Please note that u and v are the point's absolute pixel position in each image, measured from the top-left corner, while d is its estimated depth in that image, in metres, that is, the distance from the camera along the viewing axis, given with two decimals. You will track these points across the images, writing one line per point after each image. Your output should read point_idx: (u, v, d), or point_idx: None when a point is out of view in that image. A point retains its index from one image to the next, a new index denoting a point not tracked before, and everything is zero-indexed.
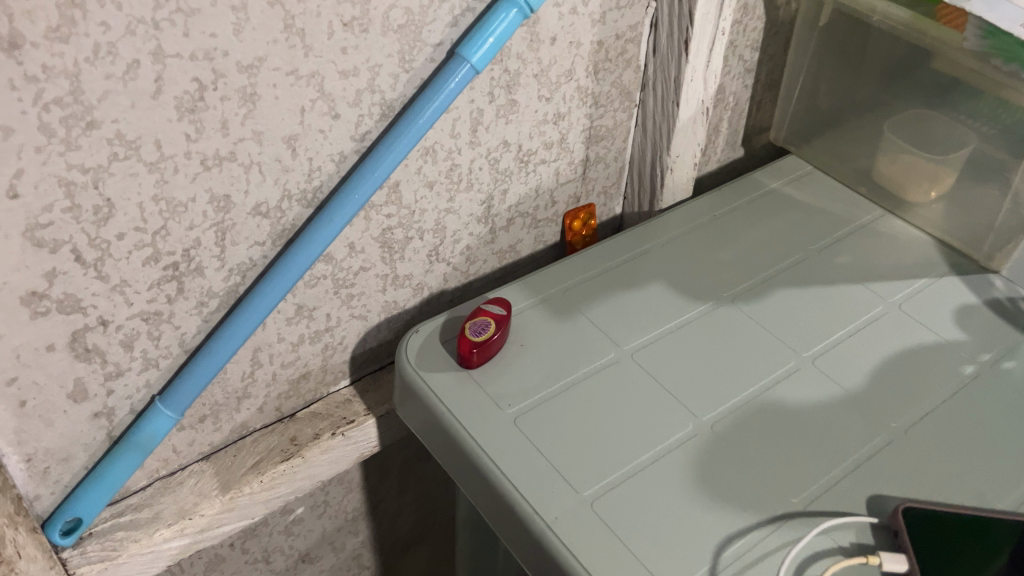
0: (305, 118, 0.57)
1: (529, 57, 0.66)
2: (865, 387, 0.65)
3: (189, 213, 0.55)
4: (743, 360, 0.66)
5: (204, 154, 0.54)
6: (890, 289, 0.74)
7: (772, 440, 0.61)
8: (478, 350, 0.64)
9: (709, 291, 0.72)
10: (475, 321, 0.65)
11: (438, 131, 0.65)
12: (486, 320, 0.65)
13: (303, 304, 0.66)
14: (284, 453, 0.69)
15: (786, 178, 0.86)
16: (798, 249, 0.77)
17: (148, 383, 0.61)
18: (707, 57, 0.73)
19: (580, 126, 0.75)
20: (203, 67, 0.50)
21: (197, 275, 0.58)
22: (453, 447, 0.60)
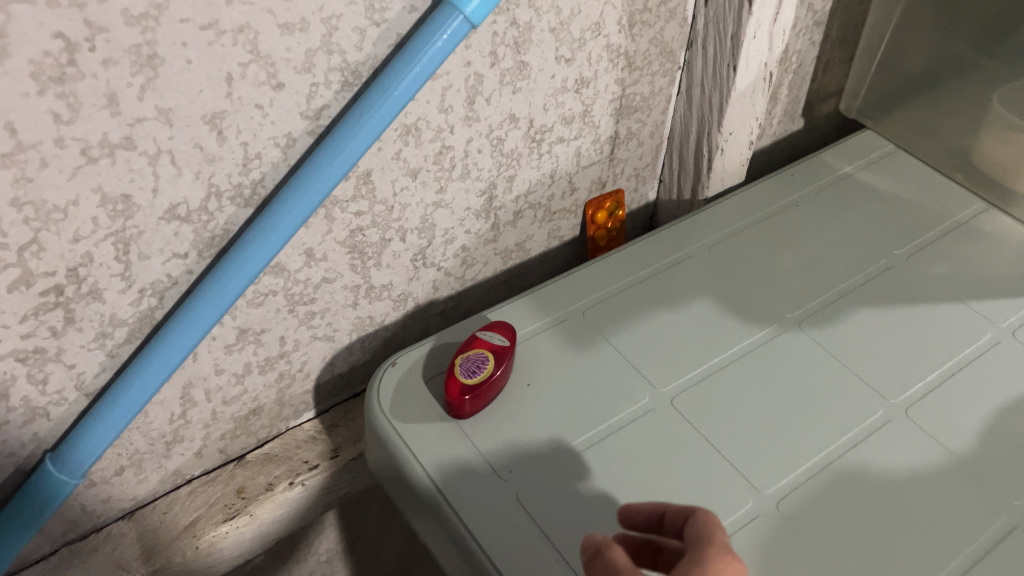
0: (233, 89, 0.41)
1: (544, 5, 0.49)
2: (976, 449, 0.49)
3: (72, 220, 0.40)
4: (815, 408, 0.51)
5: (85, 141, 0.38)
6: (1000, 311, 0.58)
7: (859, 523, 0.46)
8: (471, 397, 0.48)
9: (769, 311, 0.57)
10: (468, 357, 0.50)
11: (422, 104, 0.49)
12: (486, 353, 0.50)
13: (246, 327, 0.51)
14: (227, 510, 0.55)
15: (860, 162, 0.70)
16: (880, 254, 0.62)
17: (36, 436, 0.46)
18: (777, 7, 0.56)
19: (609, 94, 0.59)
20: (68, 17, 0.35)
21: (92, 300, 0.43)
22: (435, 527, 0.46)
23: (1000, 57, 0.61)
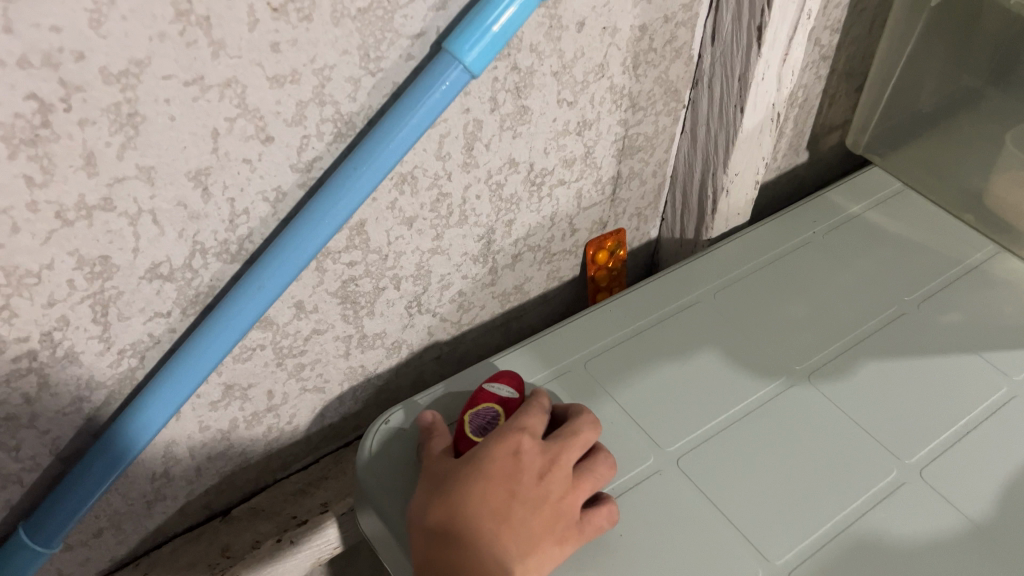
0: (219, 144, 0.39)
1: (546, 49, 0.47)
2: (994, 516, 0.47)
3: (46, 284, 0.38)
4: (827, 470, 0.49)
5: (59, 204, 0.36)
6: (1014, 364, 0.56)
7: None
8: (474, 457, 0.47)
9: (778, 364, 0.55)
10: (479, 412, 0.48)
11: (419, 153, 0.46)
12: (496, 409, 0.48)
13: (232, 383, 0.49)
14: (211, 570, 0.52)
15: (868, 201, 0.68)
16: (889, 300, 0.60)
17: (9, 503, 0.44)
18: (786, 48, 0.54)
19: (612, 135, 0.57)
20: (42, 77, 0.32)
21: (68, 364, 0.41)
22: None
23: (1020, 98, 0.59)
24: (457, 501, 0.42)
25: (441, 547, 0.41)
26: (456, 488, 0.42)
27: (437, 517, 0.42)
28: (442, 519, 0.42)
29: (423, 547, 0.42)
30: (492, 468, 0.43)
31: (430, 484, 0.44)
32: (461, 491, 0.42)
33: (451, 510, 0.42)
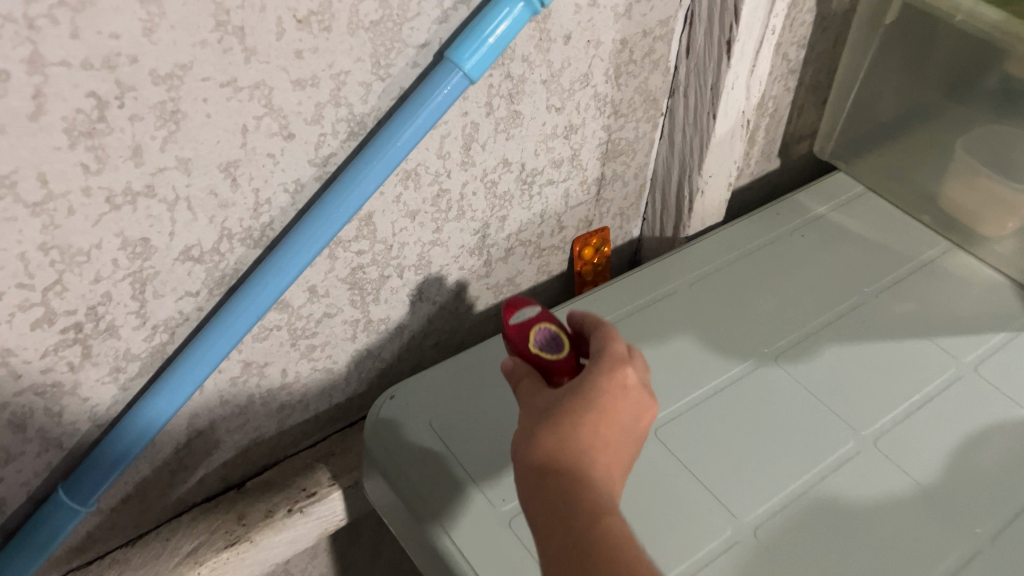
0: (247, 139, 0.44)
1: (537, 60, 0.53)
2: (940, 480, 0.53)
3: (93, 263, 0.42)
4: (791, 439, 0.54)
5: (109, 190, 0.41)
6: (961, 347, 0.61)
7: (831, 548, 0.49)
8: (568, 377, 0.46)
9: (748, 347, 0.60)
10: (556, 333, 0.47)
11: (423, 151, 0.51)
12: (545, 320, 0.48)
13: (250, 360, 0.53)
14: (228, 537, 0.56)
15: (833, 202, 0.74)
16: (851, 291, 0.65)
17: (49, 466, 0.48)
18: (754, 60, 0.60)
19: (596, 140, 0.62)
20: (101, 77, 0.37)
21: (108, 337, 0.46)
22: (430, 554, 0.48)
23: (969, 106, 0.65)
24: (574, 433, 0.39)
25: (552, 477, 0.38)
26: (566, 410, 0.40)
27: (545, 442, 0.39)
28: (550, 445, 0.39)
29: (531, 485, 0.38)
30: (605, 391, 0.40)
31: (534, 418, 0.40)
32: (574, 413, 0.39)
33: (563, 434, 0.39)
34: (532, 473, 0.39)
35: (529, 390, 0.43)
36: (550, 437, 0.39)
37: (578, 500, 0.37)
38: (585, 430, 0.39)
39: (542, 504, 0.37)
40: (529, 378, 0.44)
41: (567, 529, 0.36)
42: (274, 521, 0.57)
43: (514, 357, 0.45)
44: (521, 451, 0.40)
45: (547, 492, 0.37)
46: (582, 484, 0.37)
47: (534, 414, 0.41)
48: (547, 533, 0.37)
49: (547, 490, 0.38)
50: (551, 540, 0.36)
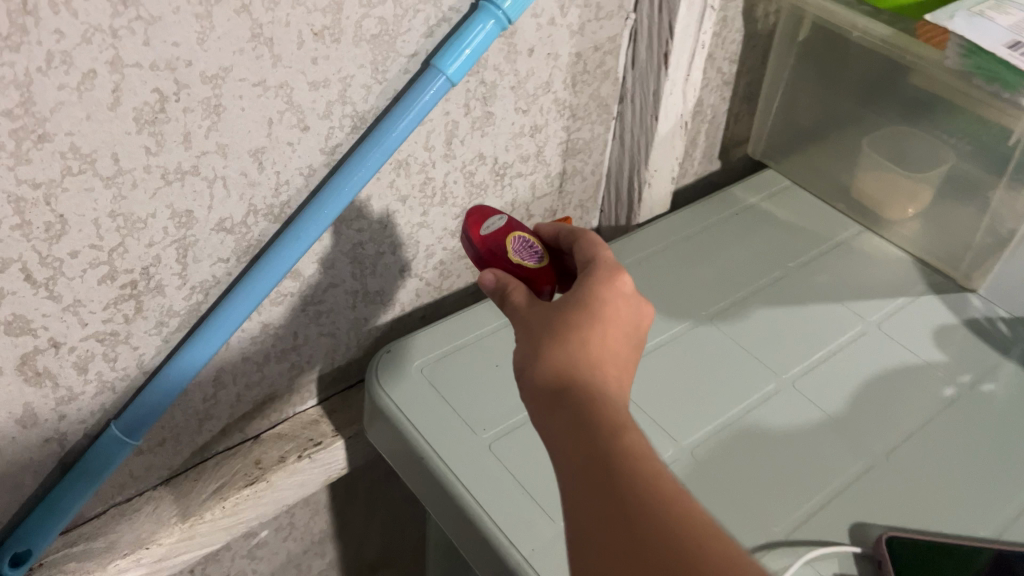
0: (272, 130, 0.54)
1: (506, 68, 0.64)
2: (846, 410, 0.63)
3: (149, 229, 0.52)
4: (723, 381, 0.65)
5: (164, 168, 0.51)
6: (868, 309, 0.73)
7: (761, 466, 0.59)
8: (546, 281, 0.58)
9: (688, 311, 0.71)
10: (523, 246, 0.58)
11: (412, 144, 0.62)
12: (517, 235, 0.58)
13: (267, 322, 0.63)
14: (248, 477, 0.66)
15: (763, 194, 0.86)
16: (777, 266, 0.77)
17: (103, 406, 0.58)
18: (687, 71, 0.72)
19: (557, 138, 0.74)
20: (164, 77, 0.47)
21: (156, 294, 0.55)
22: (424, 474, 0.58)
23: (877, 111, 0.78)
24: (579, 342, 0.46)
25: (566, 397, 0.44)
26: (574, 337, 0.46)
27: (558, 367, 0.45)
28: (564, 368, 0.45)
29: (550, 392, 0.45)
30: (602, 323, 0.47)
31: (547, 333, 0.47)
32: (581, 340, 0.46)
33: (572, 361, 0.45)
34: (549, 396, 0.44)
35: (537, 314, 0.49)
36: (561, 360, 0.45)
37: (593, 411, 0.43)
38: (589, 356, 0.46)
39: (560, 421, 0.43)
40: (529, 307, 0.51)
41: (583, 435, 0.42)
42: (286, 463, 0.67)
43: (496, 274, 0.53)
44: (536, 376, 0.46)
45: (565, 409, 0.43)
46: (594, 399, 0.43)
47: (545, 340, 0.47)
48: (565, 444, 0.42)
49: (564, 407, 0.43)
50: (569, 448, 0.42)
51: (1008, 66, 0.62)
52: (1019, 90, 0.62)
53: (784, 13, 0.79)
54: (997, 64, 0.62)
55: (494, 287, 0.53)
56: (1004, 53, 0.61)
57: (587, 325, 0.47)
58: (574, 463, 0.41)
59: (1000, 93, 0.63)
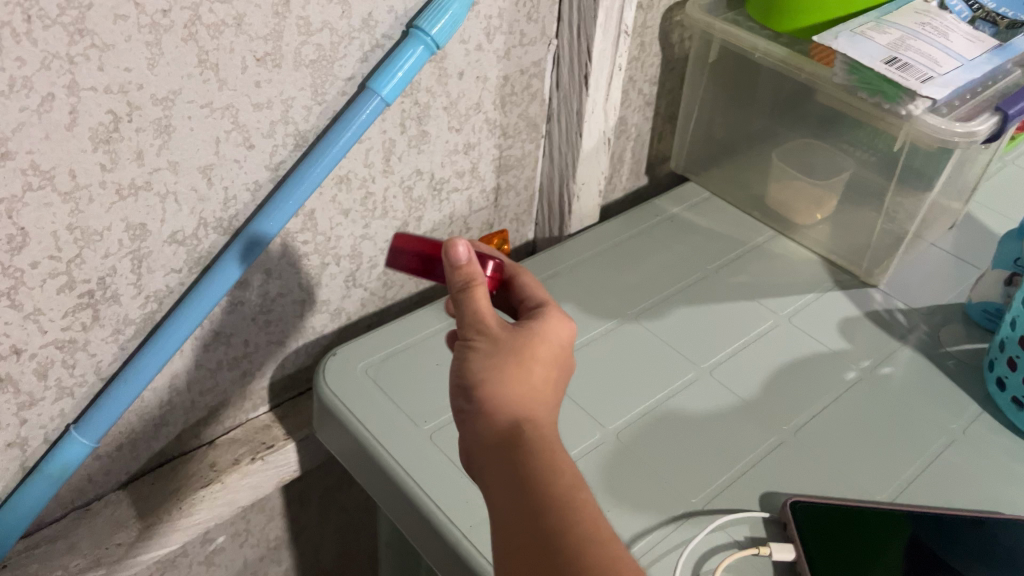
0: (219, 148, 0.59)
1: (438, 90, 0.69)
2: (758, 395, 0.69)
3: (105, 241, 0.57)
4: (647, 373, 0.70)
5: (119, 184, 0.55)
6: (780, 305, 0.79)
7: (682, 454, 0.63)
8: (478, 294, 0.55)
9: (614, 311, 0.77)
10: None
11: (352, 161, 0.67)
12: None
13: (219, 331, 0.67)
14: (203, 480, 0.70)
15: (685, 205, 0.92)
16: (697, 269, 0.83)
17: (63, 413, 0.62)
18: (607, 91, 0.79)
19: (490, 156, 0.79)
20: (117, 100, 0.52)
21: (113, 303, 0.60)
22: (370, 464, 0.63)
23: (786, 126, 0.85)
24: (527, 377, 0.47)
25: (510, 460, 0.45)
26: (513, 390, 0.47)
27: (501, 426, 0.46)
28: (506, 428, 0.46)
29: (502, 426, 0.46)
30: (538, 375, 0.48)
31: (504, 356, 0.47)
32: (522, 394, 0.47)
33: (512, 422, 0.46)
34: (492, 461, 0.46)
35: (472, 351, 0.48)
36: (503, 420, 0.46)
37: (541, 478, 0.44)
38: (528, 415, 0.47)
39: (504, 491, 0.44)
40: (487, 314, 0.49)
41: (532, 508, 0.43)
42: (239, 466, 0.72)
43: (470, 253, 0.51)
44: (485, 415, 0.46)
45: (508, 476, 0.45)
46: (540, 462, 0.45)
47: (479, 389, 0.47)
48: (512, 516, 0.44)
49: (507, 475, 0.45)
50: (517, 520, 0.43)
51: (889, 80, 0.69)
52: (897, 101, 0.70)
53: (696, 38, 0.86)
54: (879, 79, 0.70)
55: (464, 267, 0.50)
56: (882, 68, 0.69)
57: (529, 380, 0.47)
58: (527, 541, 0.42)
59: (881, 105, 0.71)
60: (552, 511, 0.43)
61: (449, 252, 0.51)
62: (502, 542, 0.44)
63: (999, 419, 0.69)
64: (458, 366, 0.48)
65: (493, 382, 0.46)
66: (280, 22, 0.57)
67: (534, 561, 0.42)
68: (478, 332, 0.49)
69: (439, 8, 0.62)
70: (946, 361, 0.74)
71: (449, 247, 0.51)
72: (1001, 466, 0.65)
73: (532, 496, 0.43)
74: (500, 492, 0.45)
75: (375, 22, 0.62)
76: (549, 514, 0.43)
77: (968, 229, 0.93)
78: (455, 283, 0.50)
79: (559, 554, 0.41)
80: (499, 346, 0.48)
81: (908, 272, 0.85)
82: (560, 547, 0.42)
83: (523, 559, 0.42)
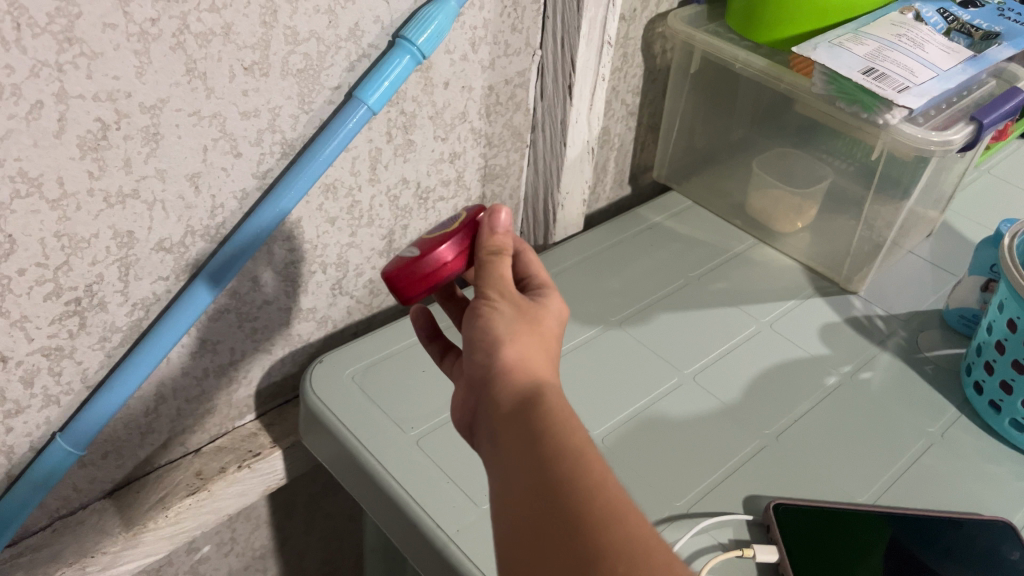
0: (207, 156, 0.59)
1: (424, 100, 0.70)
2: (740, 400, 0.70)
3: (92, 249, 0.57)
4: (631, 379, 0.71)
5: (107, 192, 0.55)
6: (762, 311, 0.80)
7: (668, 457, 0.64)
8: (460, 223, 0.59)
9: (598, 317, 0.78)
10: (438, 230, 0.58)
11: (338, 169, 0.67)
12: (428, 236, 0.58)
13: (205, 338, 0.67)
14: (190, 487, 0.70)
15: (667, 213, 0.94)
16: (679, 276, 0.84)
17: (49, 421, 0.62)
18: (590, 101, 0.80)
19: (475, 165, 0.80)
20: (106, 108, 0.52)
21: (99, 310, 0.60)
22: (357, 470, 0.63)
23: (766, 136, 0.86)
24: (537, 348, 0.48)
25: (522, 418, 0.45)
26: (529, 360, 0.47)
27: (517, 384, 0.46)
28: (522, 389, 0.46)
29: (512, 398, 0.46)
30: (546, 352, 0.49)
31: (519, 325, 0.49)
32: (537, 361, 0.48)
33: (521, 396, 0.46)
34: (503, 418, 0.45)
35: (493, 313, 0.49)
36: (520, 379, 0.46)
37: (550, 432, 0.44)
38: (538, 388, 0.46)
39: (512, 443, 0.44)
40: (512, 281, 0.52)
41: (539, 462, 0.43)
42: (226, 474, 0.72)
43: (508, 225, 0.55)
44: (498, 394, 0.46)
45: (519, 445, 0.44)
46: (553, 418, 0.44)
47: (500, 351, 0.47)
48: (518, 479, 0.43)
49: (517, 429, 0.45)
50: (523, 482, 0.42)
51: (866, 90, 0.71)
52: (875, 111, 0.71)
53: (677, 49, 0.87)
54: (856, 89, 0.71)
55: (501, 234, 0.54)
56: (860, 78, 0.70)
57: (541, 352, 0.48)
58: (532, 488, 0.42)
59: (859, 114, 0.72)
60: (559, 461, 0.42)
61: (488, 218, 0.55)
62: (505, 491, 0.43)
63: (977, 423, 0.70)
64: (477, 327, 0.49)
65: (514, 343, 0.47)
66: (268, 31, 0.57)
67: (536, 507, 0.41)
68: (499, 295, 0.51)
69: (425, 18, 0.63)
70: (925, 366, 0.75)
71: (493, 213, 0.55)
72: (979, 468, 0.66)
73: (541, 447, 0.43)
74: (508, 444, 0.44)
75: (361, 31, 0.63)
76: (555, 463, 0.42)
77: (945, 237, 0.94)
78: (488, 249, 0.54)
79: (563, 499, 0.41)
80: (518, 311, 0.49)
81: (886, 278, 0.87)
82: (563, 493, 0.41)
83: (525, 506, 0.42)
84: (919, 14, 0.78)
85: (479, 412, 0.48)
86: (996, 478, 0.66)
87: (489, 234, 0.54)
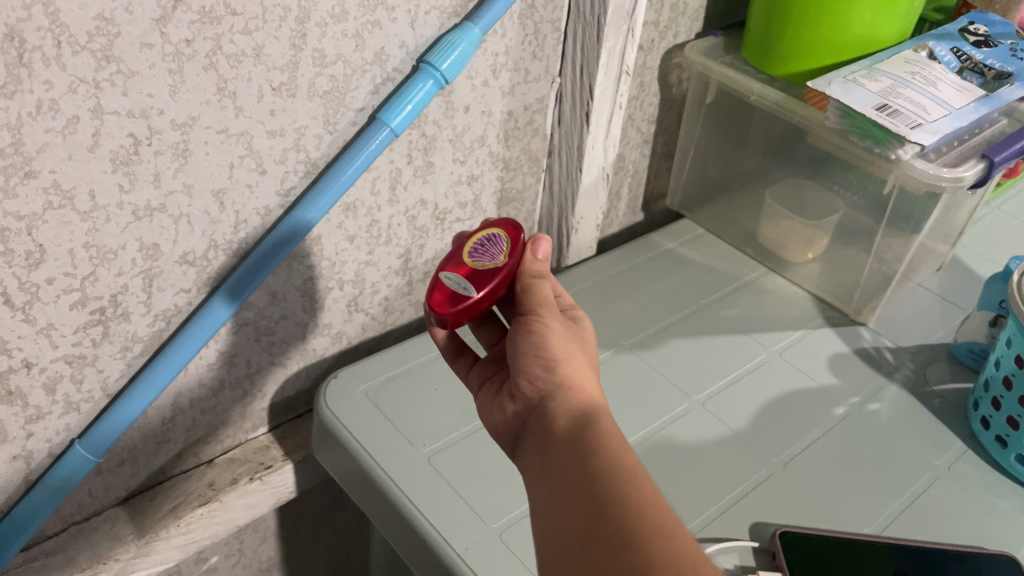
0: (233, 173, 0.61)
1: (445, 123, 0.71)
2: (748, 428, 0.71)
3: (119, 260, 0.58)
4: (644, 402, 0.72)
5: (135, 206, 0.57)
6: (771, 339, 0.81)
7: (691, 477, 0.66)
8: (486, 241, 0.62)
9: (610, 340, 0.79)
10: (475, 250, 0.62)
11: (359, 189, 0.69)
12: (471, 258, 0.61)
13: (224, 351, 0.68)
14: (202, 497, 0.71)
15: (680, 240, 0.95)
16: (690, 302, 0.85)
17: (70, 427, 0.63)
18: (606, 128, 0.81)
19: (492, 187, 0.81)
20: (139, 123, 0.54)
21: (123, 320, 0.61)
22: (368, 484, 0.64)
23: (778, 167, 0.88)
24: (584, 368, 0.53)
25: (575, 436, 0.48)
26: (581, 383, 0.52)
27: (572, 404, 0.51)
28: (575, 411, 0.50)
29: (567, 417, 0.50)
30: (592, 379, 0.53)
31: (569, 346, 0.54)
32: (589, 386, 0.52)
33: (575, 420, 0.50)
34: (557, 435, 0.49)
35: (546, 326, 0.55)
36: (573, 400, 0.51)
37: (603, 449, 0.47)
38: (593, 414, 0.50)
39: (565, 459, 0.47)
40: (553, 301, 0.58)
41: (589, 475, 0.45)
42: (238, 485, 0.73)
43: (547, 254, 0.62)
44: (557, 413, 0.51)
45: (573, 459, 0.47)
46: (607, 437, 0.47)
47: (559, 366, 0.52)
48: (571, 490, 0.45)
49: (570, 447, 0.48)
50: (574, 493, 0.45)
51: (878, 125, 0.72)
52: (888, 146, 0.72)
53: (693, 80, 0.89)
54: (869, 124, 0.73)
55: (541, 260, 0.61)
56: (873, 114, 0.72)
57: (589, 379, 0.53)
58: (582, 498, 0.44)
59: (872, 148, 0.74)
60: (612, 476, 0.45)
61: (531, 245, 0.62)
62: (556, 500, 0.45)
63: (982, 457, 0.71)
64: (536, 340, 0.54)
65: (570, 364, 0.53)
66: (297, 54, 0.59)
67: (586, 514, 0.43)
68: (547, 311, 0.56)
69: (449, 44, 0.64)
70: (932, 400, 0.76)
71: (535, 241, 0.62)
72: (983, 502, 0.67)
73: (593, 462, 0.46)
74: (560, 458, 0.47)
75: (386, 55, 0.64)
76: (608, 478, 0.44)
77: (954, 271, 0.95)
78: (529, 271, 0.60)
79: (614, 510, 0.43)
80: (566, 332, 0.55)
81: (895, 311, 0.88)
82: (616, 503, 0.43)
83: (578, 514, 0.44)
84: (932, 52, 0.79)
85: (532, 428, 0.52)
86: (1001, 512, 0.66)
87: (530, 262, 0.61)
